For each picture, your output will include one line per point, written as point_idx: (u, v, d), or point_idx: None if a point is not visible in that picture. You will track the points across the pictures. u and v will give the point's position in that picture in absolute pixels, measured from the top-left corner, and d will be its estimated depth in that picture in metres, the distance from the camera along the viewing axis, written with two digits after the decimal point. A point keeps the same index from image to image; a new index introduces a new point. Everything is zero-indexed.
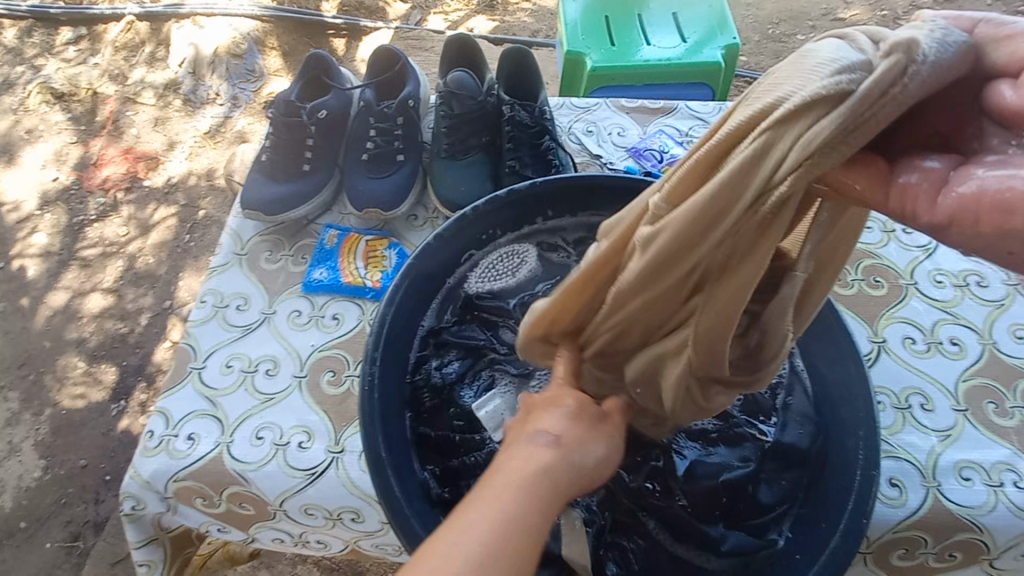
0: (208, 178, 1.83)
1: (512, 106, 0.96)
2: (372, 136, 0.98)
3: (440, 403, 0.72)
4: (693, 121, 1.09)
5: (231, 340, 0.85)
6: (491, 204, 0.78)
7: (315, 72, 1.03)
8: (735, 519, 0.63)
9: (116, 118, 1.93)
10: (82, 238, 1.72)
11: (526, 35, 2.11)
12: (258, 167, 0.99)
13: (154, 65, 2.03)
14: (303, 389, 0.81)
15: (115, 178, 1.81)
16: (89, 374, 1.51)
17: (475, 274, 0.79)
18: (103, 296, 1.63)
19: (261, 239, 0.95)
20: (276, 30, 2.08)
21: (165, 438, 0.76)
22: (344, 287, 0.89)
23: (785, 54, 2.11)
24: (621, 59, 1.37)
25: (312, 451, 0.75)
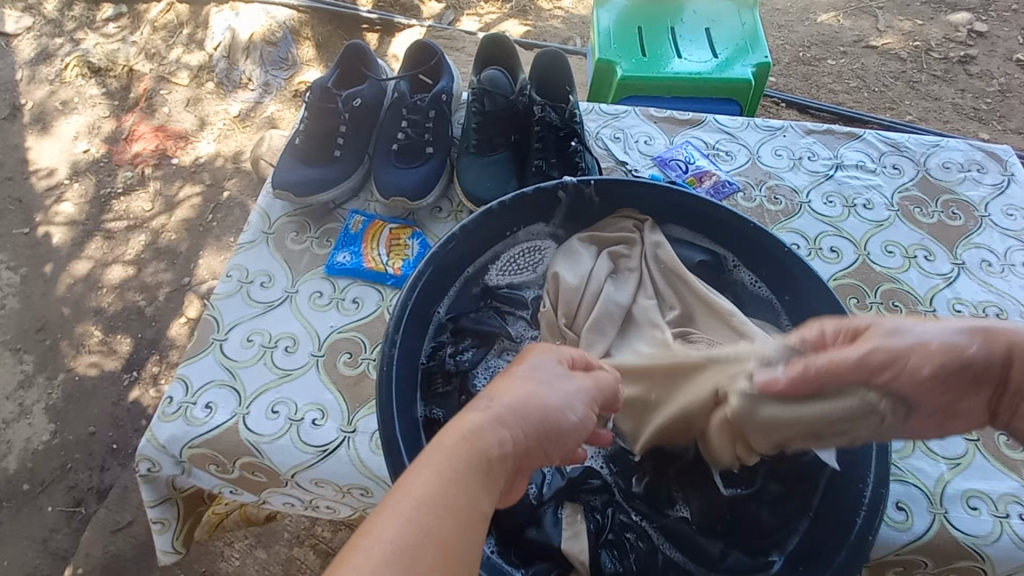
0: (234, 161, 1.86)
1: (543, 107, 0.97)
2: (403, 128, 1.00)
3: (453, 388, 0.73)
4: (720, 135, 1.10)
5: (253, 316, 0.87)
6: (515, 200, 0.79)
7: (352, 61, 1.05)
8: (735, 537, 0.63)
9: (149, 96, 1.97)
10: (108, 210, 1.76)
11: (557, 41, 2.13)
12: (290, 150, 1.01)
13: (191, 47, 2.08)
14: (319, 367, 0.82)
15: (144, 154, 1.86)
16: (104, 343, 1.54)
17: (496, 266, 0.81)
18: (124, 268, 1.66)
19: (288, 219, 0.97)
20: (311, 20, 2.12)
21: (184, 404, 0.78)
22: (365, 272, 0.91)
23: (814, 78, 2.11)
24: (651, 70, 1.38)
25: (324, 429, 0.77)
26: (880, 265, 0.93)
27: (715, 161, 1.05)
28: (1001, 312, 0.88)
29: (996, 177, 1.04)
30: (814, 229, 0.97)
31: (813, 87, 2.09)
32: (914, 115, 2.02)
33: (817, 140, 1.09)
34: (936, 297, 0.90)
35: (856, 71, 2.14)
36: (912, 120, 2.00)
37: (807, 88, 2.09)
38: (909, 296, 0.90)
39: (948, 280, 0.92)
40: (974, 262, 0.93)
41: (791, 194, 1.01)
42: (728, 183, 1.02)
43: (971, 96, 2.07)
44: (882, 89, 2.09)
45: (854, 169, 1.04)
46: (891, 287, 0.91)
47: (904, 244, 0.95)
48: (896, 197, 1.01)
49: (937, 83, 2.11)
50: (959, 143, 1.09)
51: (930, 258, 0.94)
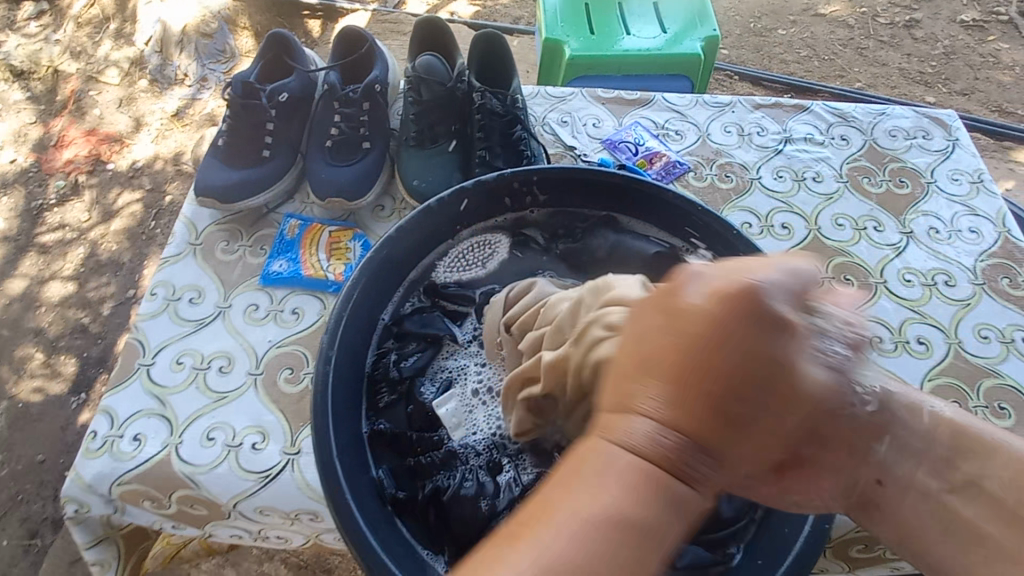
0: (175, 163, 1.75)
1: (483, 93, 0.92)
2: (336, 122, 0.93)
3: (398, 396, 0.69)
4: (669, 113, 1.07)
5: (182, 336, 0.81)
6: (457, 193, 0.75)
7: (276, 51, 0.98)
8: (693, 533, 0.60)
9: (78, 98, 1.83)
10: (41, 223, 1.64)
11: (508, 21, 2.06)
12: (214, 152, 0.94)
13: (119, 43, 1.94)
14: (258, 386, 0.77)
15: (77, 160, 1.72)
16: (46, 366, 1.44)
17: (443, 263, 0.77)
18: (63, 284, 1.55)
19: (216, 228, 0.91)
20: (248, 9, 2.00)
21: (109, 438, 0.72)
22: (304, 279, 0.86)
23: (766, 49, 2.11)
24: (601, 48, 1.34)
25: (266, 453, 0.72)
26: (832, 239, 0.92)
27: (666, 141, 1.03)
28: (949, 279, 0.88)
29: (941, 143, 1.04)
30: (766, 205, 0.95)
31: (764, 58, 2.09)
32: (864, 82, 2.03)
33: (766, 113, 1.07)
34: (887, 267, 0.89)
35: (807, 40, 2.14)
36: (861, 86, 2.02)
37: (759, 59, 2.08)
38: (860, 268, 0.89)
39: (897, 250, 0.91)
40: (922, 230, 0.93)
41: (742, 170, 0.99)
42: (679, 163, 1.00)
43: (917, 60, 2.10)
44: (832, 57, 2.10)
45: (803, 142, 1.03)
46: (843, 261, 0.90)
47: (853, 217, 0.95)
48: (845, 168, 1.00)
49: (885, 48, 2.13)
50: (904, 111, 1.08)
51: (880, 229, 0.93)
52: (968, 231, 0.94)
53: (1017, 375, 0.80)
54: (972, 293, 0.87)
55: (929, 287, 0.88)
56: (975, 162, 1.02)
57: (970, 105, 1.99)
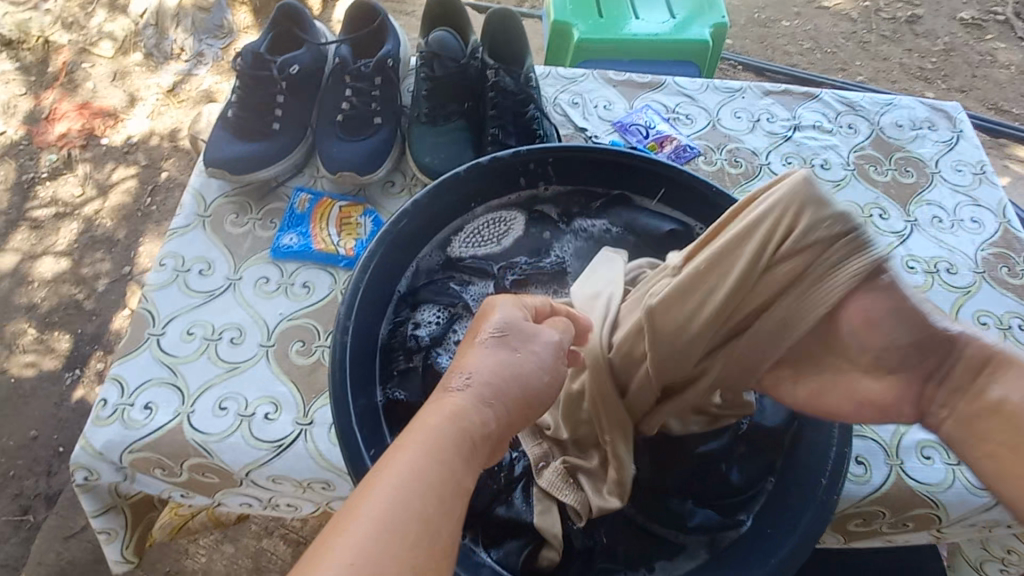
0: (172, 139, 1.72)
1: (496, 71, 0.92)
2: (348, 97, 0.93)
3: (414, 366, 0.69)
4: (679, 98, 1.07)
5: (192, 307, 0.80)
6: (472, 169, 0.75)
7: (286, 24, 0.96)
8: (704, 497, 0.62)
9: (70, 70, 1.79)
10: (33, 197, 1.61)
11: (512, 4, 2.04)
12: (223, 124, 0.93)
13: (114, 15, 1.89)
14: (270, 358, 0.77)
15: (70, 134, 1.69)
16: (39, 342, 1.42)
17: (459, 238, 0.77)
18: (56, 259, 1.53)
19: (226, 201, 0.90)
20: None
21: (120, 406, 0.72)
22: (315, 253, 0.85)
23: (769, 40, 2.11)
24: (609, 32, 1.34)
25: (278, 423, 0.72)
26: None
27: (676, 125, 1.03)
28: (951, 267, 0.90)
29: (945, 134, 1.05)
30: None
31: (768, 49, 2.09)
32: (864, 76, 2.04)
33: (776, 100, 1.08)
34: (892, 254, 0.91)
35: (809, 33, 2.15)
36: (862, 80, 2.03)
37: (762, 51, 2.08)
38: None
39: (902, 238, 0.93)
40: (926, 219, 0.95)
41: (751, 156, 1.00)
42: (689, 147, 1.00)
43: (917, 56, 2.11)
44: (834, 50, 2.11)
45: (812, 130, 1.04)
46: None
47: (859, 205, 0.96)
48: (852, 156, 1.01)
49: (886, 43, 2.14)
50: (911, 102, 1.09)
51: (885, 217, 0.95)
52: (970, 221, 0.95)
53: None
54: (973, 281, 0.89)
55: (932, 275, 0.89)
56: (978, 154, 1.03)
57: (968, 102, 2.01)
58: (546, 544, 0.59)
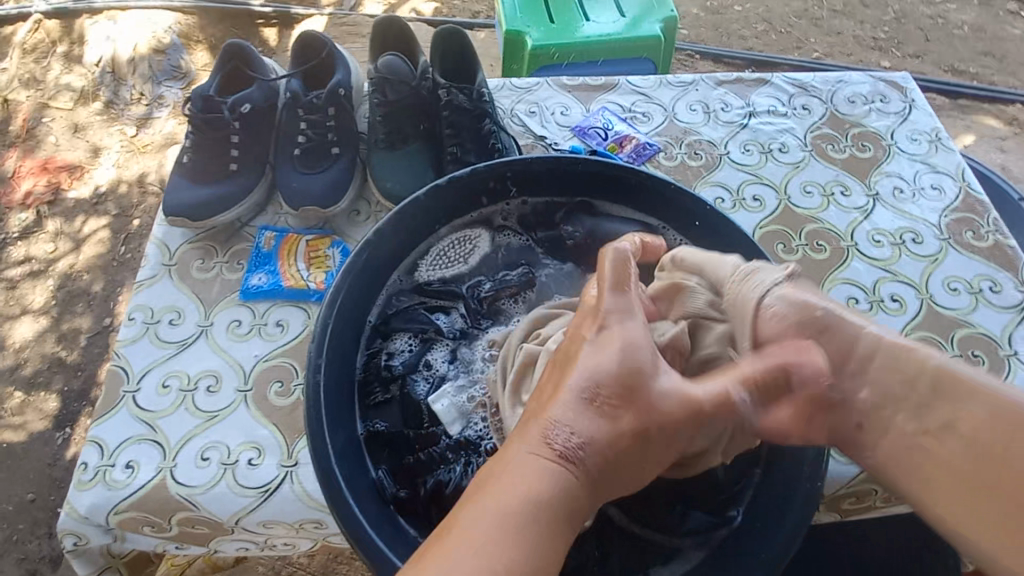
0: (140, 185, 1.71)
1: (448, 89, 0.92)
2: (303, 130, 0.92)
3: (392, 397, 0.69)
4: (635, 96, 1.08)
5: (165, 359, 0.79)
6: (432, 192, 0.75)
7: (234, 63, 0.96)
8: (692, 498, 0.62)
9: (31, 126, 1.77)
10: (5, 258, 1.59)
11: (468, 16, 2.08)
12: (179, 170, 0.92)
13: (70, 66, 1.87)
14: (248, 402, 0.76)
15: (36, 191, 1.67)
16: (26, 404, 1.40)
17: (425, 262, 0.77)
18: (34, 319, 1.51)
19: (191, 247, 0.89)
20: (201, 22, 1.96)
21: (101, 468, 0.71)
22: (286, 291, 0.85)
23: (725, 26, 2.13)
24: (563, 38, 1.35)
25: (263, 468, 0.71)
26: (802, 207, 0.94)
27: (633, 124, 1.04)
28: (917, 236, 0.91)
29: (898, 105, 1.07)
30: (736, 179, 0.97)
31: (723, 34, 2.12)
32: (821, 51, 2.08)
33: (729, 90, 1.09)
34: (857, 230, 0.92)
35: (763, 15, 2.18)
36: (819, 56, 2.06)
37: (719, 37, 2.11)
38: (831, 233, 0.91)
39: (865, 213, 0.94)
40: (887, 190, 0.96)
41: (710, 147, 1.01)
42: (649, 144, 1.01)
43: (870, 26, 2.15)
44: (788, 29, 2.14)
45: (767, 115, 1.05)
46: (814, 228, 0.92)
47: (820, 184, 0.97)
48: (808, 137, 1.03)
49: (838, 17, 2.18)
50: (861, 77, 1.11)
51: (847, 193, 0.96)
52: (930, 188, 0.97)
53: (987, 322, 0.83)
54: (939, 248, 0.90)
55: (898, 247, 0.90)
56: (931, 122, 1.05)
57: (924, 66, 2.05)
58: None
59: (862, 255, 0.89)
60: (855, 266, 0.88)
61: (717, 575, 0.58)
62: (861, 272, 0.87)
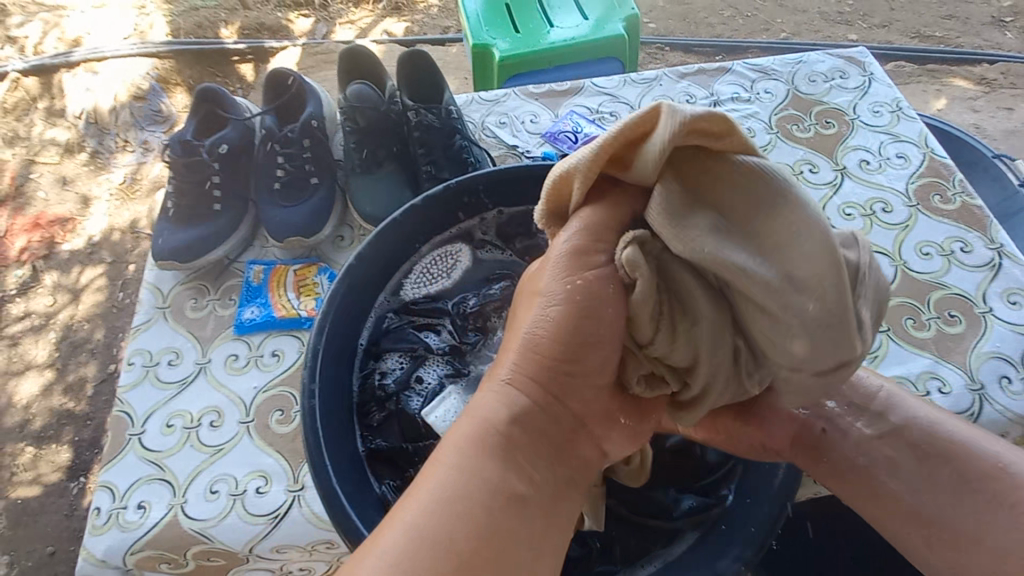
0: (133, 231, 1.74)
1: (417, 110, 0.95)
2: (281, 164, 0.95)
3: (389, 414, 0.72)
4: (601, 97, 1.10)
5: (167, 399, 0.82)
6: (407, 213, 0.78)
7: (208, 106, 0.99)
8: (685, 483, 0.65)
9: (20, 184, 1.80)
10: (6, 316, 1.61)
11: (438, 32, 2.12)
12: (165, 215, 0.94)
13: (53, 121, 1.91)
14: (252, 433, 0.78)
15: (30, 247, 1.70)
16: (39, 458, 1.42)
17: (409, 280, 0.79)
18: (40, 373, 1.53)
19: (183, 288, 0.92)
20: (177, 65, 2.00)
21: (114, 511, 0.73)
22: (278, 321, 0.87)
23: (690, 16, 2.17)
24: (529, 47, 1.37)
25: (271, 494, 0.73)
26: None
27: (602, 124, 1.06)
28: (886, 206, 0.93)
29: (858, 80, 1.10)
30: None
31: (690, 24, 2.15)
32: (788, 31, 2.11)
33: (692, 81, 1.12)
34: (828, 206, 0.94)
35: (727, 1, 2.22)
36: (786, 36, 2.10)
37: (686, 27, 2.14)
38: None
39: (835, 187, 0.96)
40: (855, 164, 0.99)
41: None
42: None
43: (834, 2, 2.18)
44: (754, 13, 2.17)
45: (731, 102, 1.08)
46: None
47: (788, 164, 0.99)
48: (773, 120, 1.05)
49: None
50: (820, 56, 1.13)
51: (815, 170, 0.98)
52: (896, 158, 0.99)
53: (961, 283, 0.85)
54: (908, 215, 0.92)
55: (869, 218, 0.92)
56: (891, 93, 1.07)
57: (891, 36, 2.08)
58: None
59: (835, 229, 0.91)
60: None
61: (715, 554, 0.59)
62: None
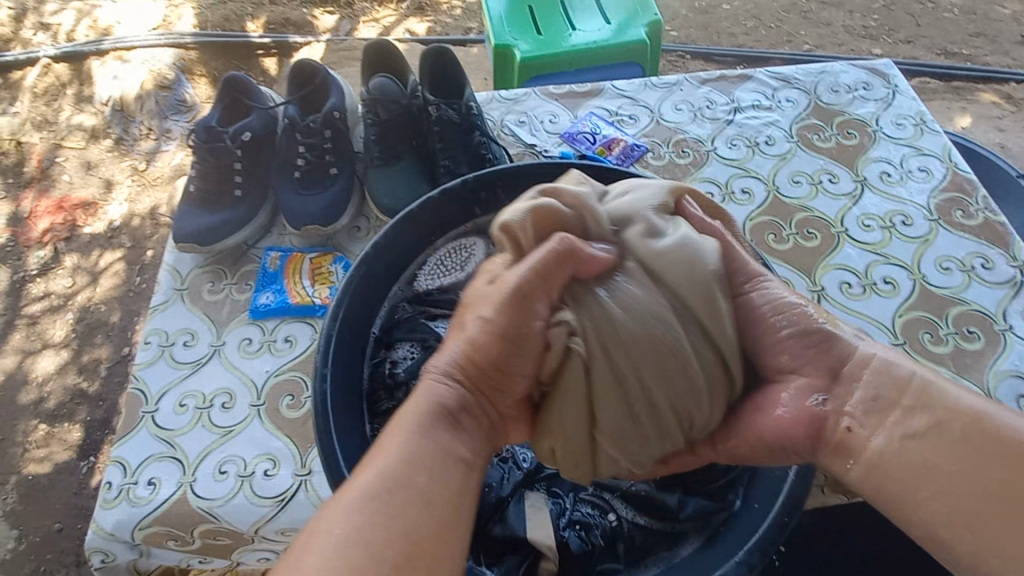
0: (152, 217, 1.77)
1: (437, 105, 0.95)
2: (302, 153, 0.96)
3: (397, 402, 0.72)
4: (621, 100, 1.11)
5: (181, 379, 0.83)
6: (424, 205, 0.78)
7: (234, 94, 1.00)
8: (691, 486, 0.64)
9: (45, 167, 1.84)
10: (26, 295, 1.65)
11: (460, 33, 2.14)
12: (187, 199, 0.96)
13: (80, 107, 1.95)
14: (262, 416, 0.79)
15: (53, 229, 1.73)
16: (51, 435, 1.44)
17: (423, 271, 0.80)
18: (55, 353, 1.56)
19: (201, 271, 0.93)
20: (203, 57, 2.03)
21: (125, 486, 0.74)
22: (292, 308, 0.88)
23: (713, 25, 2.16)
24: (550, 49, 1.38)
25: (278, 478, 0.74)
26: (791, 198, 0.96)
27: (621, 127, 1.07)
28: (906, 219, 0.92)
29: (881, 92, 1.09)
30: (724, 174, 0.99)
31: (712, 33, 2.14)
32: (811, 43, 2.09)
33: (713, 87, 1.11)
34: (846, 216, 0.93)
35: (750, 11, 2.21)
36: (809, 48, 2.08)
37: (708, 36, 2.13)
38: (821, 221, 0.93)
39: (854, 198, 0.95)
40: (875, 175, 0.98)
41: (697, 144, 1.03)
42: (636, 146, 1.03)
43: (859, 15, 2.17)
44: (777, 24, 2.16)
45: (752, 109, 1.07)
46: (804, 216, 0.93)
47: (808, 173, 0.98)
48: (794, 128, 1.05)
49: (826, 9, 2.20)
50: (844, 66, 1.13)
51: (834, 180, 0.97)
52: (918, 171, 0.98)
53: (981, 299, 0.84)
54: (928, 228, 0.91)
55: (888, 230, 0.91)
56: (915, 106, 1.06)
57: (916, 51, 2.06)
58: (544, 555, 0.60)
59: (853, 240, 0.90)
60: (847, 252, 0.89)
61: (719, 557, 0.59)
62: (853, 257, 0.89)
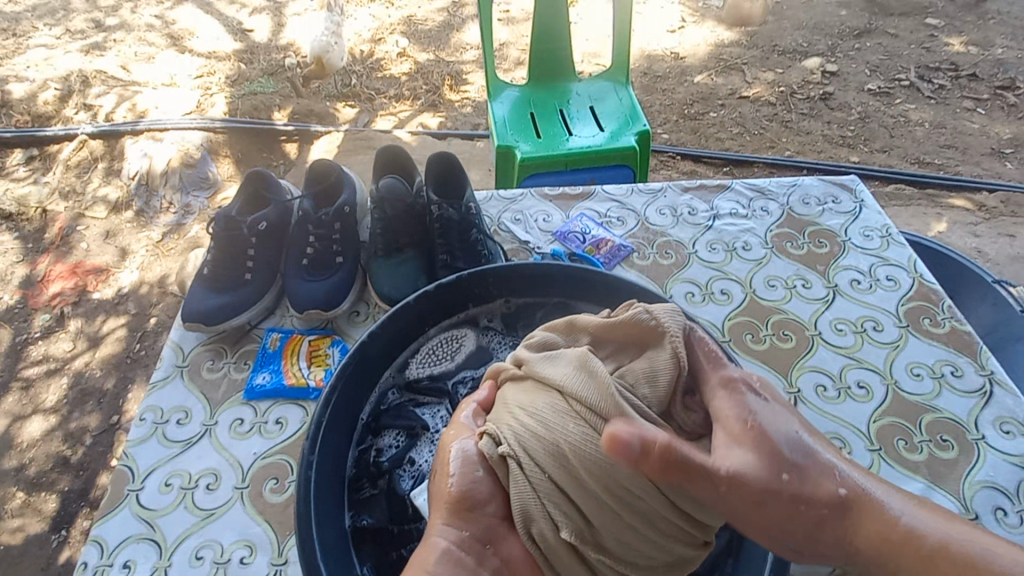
0: (161, 286, 1.83)
1: (439, 205, 1.03)
2: (311, 242, 1.03)
3: (379, 491, 0.73)
4: (610, 204, 1.20)
5: (171, 457, 0.84)
6: (419, 299, 0.84)
7: (254, 186, 1.09)
8: None
9: (66, 234, 1.94)
10: (25, 358, 1.67)
11: (468, 128, 2.34)
12: (199, 280, 1.02)
13: (108, 180, 2.09)
14: (244, 500, 0.80)
15: (63, 293, 1.79)
16: (25, 505, 1.41)
17: (416, 359, 0.84)
18: (45, 418, 1.56)
19: (203, 349, 0.98)
20: (229, 140, 2.21)
21: (99, 569, 0.74)
22: (287, 389, 0.91)
23: (701, 130, 2.36)
24: (549, 150, 1.51)
25: (254, 566, 0.74)
26: (767, 300, 1.02)
27: (609, 228, 1.15)
28: (877, 325, 0.97)
29: (849, 205, 1.18)
30: (705, 275, 1.06)
31: (701, 138, 2.33)
32: (792, 150, 2.27)
33: (694, 195, 1.21)
34: (819, 320, 0.98)
35: (736, 119, 2.41)
36: (791, 154, 2.25)
37: (696, 140, 2.32)
38: (796, 323, 0.98)
39: (827, 303, 1.01)
40: (846, 282, 1.04)
41: (679, 247, 1.11)
42: (622, 246, 1.11)
43: (836, 126, 2.37)
44: (761, 131, 2.35)
45: (729, 216, 1.16)
46: (780, 318, 0.99)
47: (783, 278, 1.05)
48: (769, 236, 1.13)
49: (806, 119, 2.41)
50: (814, 181, 1.23)
51: (808, 286, 1.04)
52: (886, 279, 1.04)
53: (953, 407, 0.87)
54: (899, 335, 0.96)
55: (860, 335, 0.96)
56: (881, 219, 1.15)
57: (892, 160, 2.23)
58: None
59: (827, 344, 0.95)
60: (821, 354, 0.93)
61: None
62: (828, 360, 0.93)
